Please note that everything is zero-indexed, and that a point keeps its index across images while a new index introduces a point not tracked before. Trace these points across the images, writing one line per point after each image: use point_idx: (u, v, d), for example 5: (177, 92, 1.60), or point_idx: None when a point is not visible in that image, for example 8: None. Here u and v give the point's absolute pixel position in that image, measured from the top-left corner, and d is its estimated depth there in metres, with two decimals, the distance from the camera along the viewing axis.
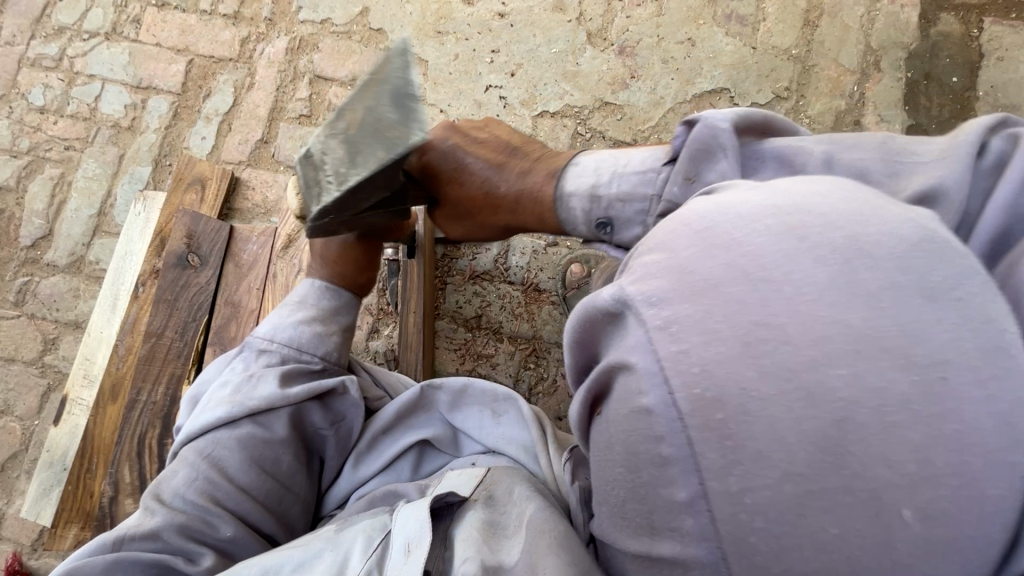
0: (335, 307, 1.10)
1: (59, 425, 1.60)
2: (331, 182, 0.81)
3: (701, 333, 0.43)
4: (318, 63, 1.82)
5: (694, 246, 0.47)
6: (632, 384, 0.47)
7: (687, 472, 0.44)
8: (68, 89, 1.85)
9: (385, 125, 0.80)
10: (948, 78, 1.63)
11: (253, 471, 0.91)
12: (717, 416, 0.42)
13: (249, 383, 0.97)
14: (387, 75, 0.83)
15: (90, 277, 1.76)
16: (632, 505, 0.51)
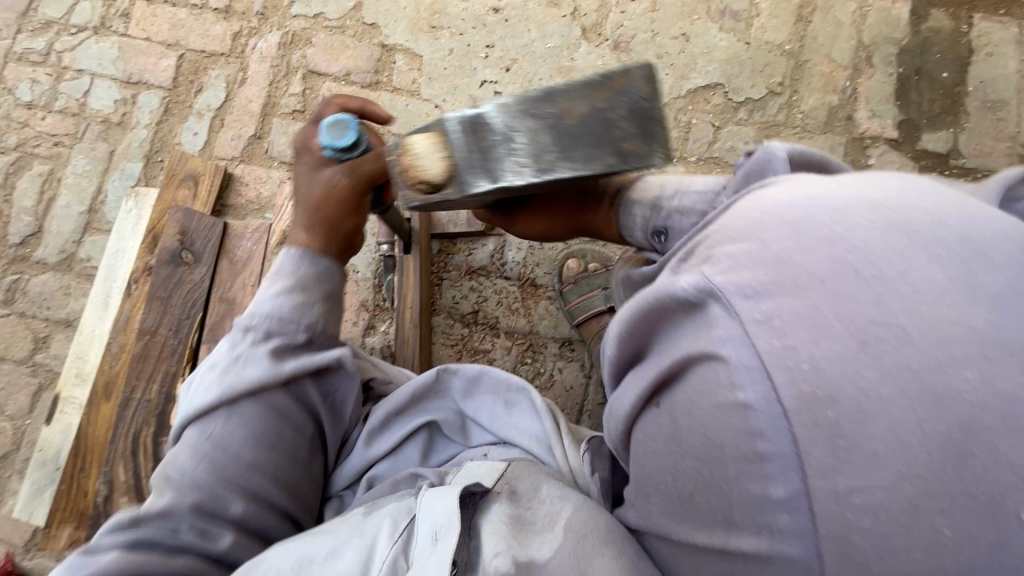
0: (315, 274, 1.00)
1: (52, 424, 1.58)
2: (529, 165, 0.85)
3: (809, 329, 0.46)
4: (311, 58, 1.81)
5: (789, 238, 0.52)
6: (721, 376, 0.50)
7: (787, 469, 0.45)
8: (57, 84, 1.83)
9: (608, 135, 0.87)
10: (938, 73, 1.65)
11: (254, 447, 0.91)
12: (828, 415, 0.44)
13: (236, 365, 0.93)
14: (622, 87, 0.87)
15: (81, 274, 1.74)
16: (707, 498, 0.53)
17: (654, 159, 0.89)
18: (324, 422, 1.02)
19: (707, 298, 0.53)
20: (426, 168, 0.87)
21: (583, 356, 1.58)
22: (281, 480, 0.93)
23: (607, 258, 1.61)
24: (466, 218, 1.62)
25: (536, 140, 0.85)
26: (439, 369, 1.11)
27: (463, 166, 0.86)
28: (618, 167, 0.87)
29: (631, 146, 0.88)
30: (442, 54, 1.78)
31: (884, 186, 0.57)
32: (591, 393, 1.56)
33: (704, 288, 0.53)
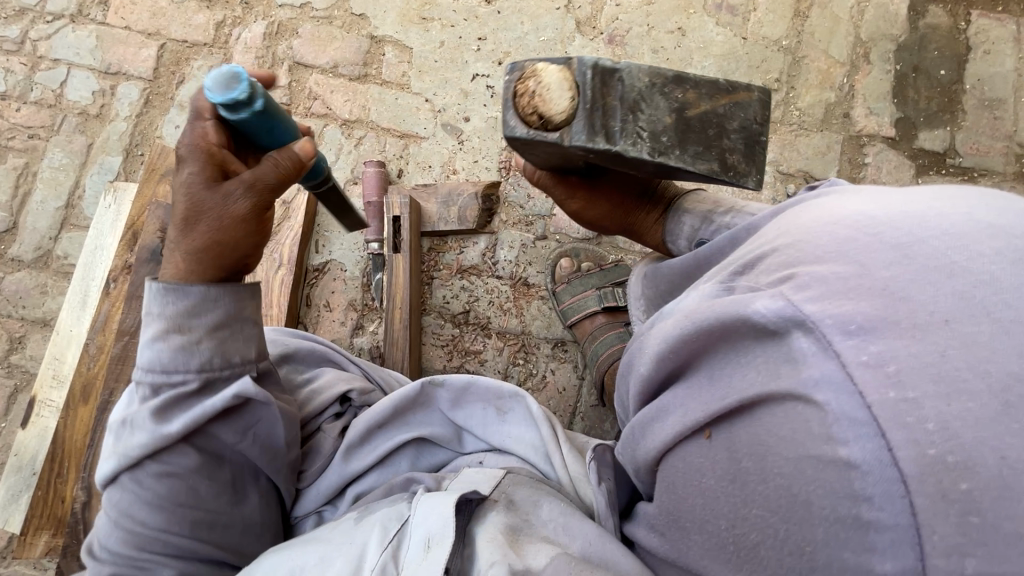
0: (193, 306, 0.80)
1: (27, 428, 1.53)
2: (642, 140, 0.77)
3: (936, 382, 0.40)
4: (297, 50, 1.75)
5: (899, 268, 0.47)
6: (812, 423, 0.45)
7: (899, 542, 0.40)
8: (32, 74, 1.76)
9: (720, 140, 0.82)
10: (936, 71, 1.63)
11: (164, 510, 0.80)
12: (960, 487, 0.38)
13: (126, 427, 0.80)
14: (742, 103, 0.83)
15: (58, 272, 1.68)
16: (777, 553, 0.49)
17: (748, 181, 0.83)
18: (253, 460, 0.88)
19: (793, 328, 0.48)
20: (548, 102, 0.76)
21: (576, 358, 1.55)
22: (203, 535, 0.83)
23: (601, 258, 1.58)
24: (457, 215, 1.58)
25: (658, 119, 0.78)
26: (423, 380, 1.03)
27: (587, 115, 0.75)
28: (717, 175, 0.81)
29: (734, 159, 0.82)
30: (433, 46, 1.73)
31: (1001, 209, 0.52)
32: (584, 396, 1.53)
33: (790, 315, 0.48)
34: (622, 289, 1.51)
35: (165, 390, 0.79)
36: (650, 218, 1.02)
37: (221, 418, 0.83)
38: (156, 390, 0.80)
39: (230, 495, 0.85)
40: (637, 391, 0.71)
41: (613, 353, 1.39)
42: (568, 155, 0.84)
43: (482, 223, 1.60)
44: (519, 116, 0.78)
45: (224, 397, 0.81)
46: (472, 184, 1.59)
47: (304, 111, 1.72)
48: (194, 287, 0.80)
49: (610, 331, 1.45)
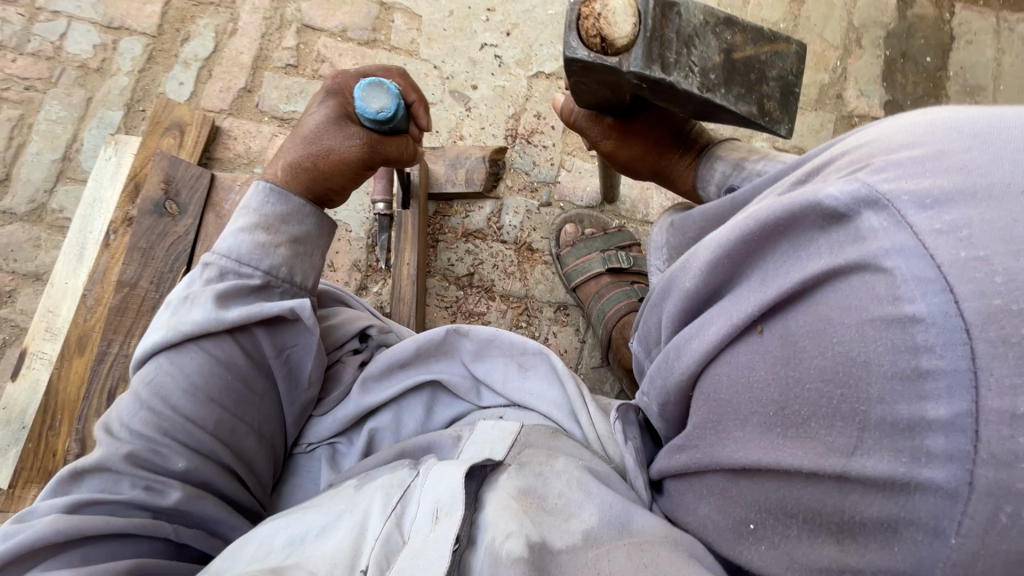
0: (284, 214, 0.94)
1: (18, 381, 1.49)
2: (694, 75, 0.78)
3: (1006, 241, 0.37)
4: (306, 13, 1.76)
5: (977, 151, 0.42)
6: (878, 290, 0.42)
7: (953, 388, 0.37)
8: (29, 25, 1.73)
9: (762, 88, 0.84)
10: (922, 58, 1.72)
11: (194, 398, 0.83)
12: (1019, 331, 0.36)
13: (184, 305, 0.86)
14: (782, 54, 0.85)
15: (52, 226, 1.64)
16: (822, 424, 0.47)
17: (780, 129, 0.86)
18: (280, 381, 0.93)
19: (863, 209, 0.44)
20: (612, 20, 0.74)
21: (577, 322, 1.58)
22: (224, 436, 0.85)
23: (605, 224, 1.62)
24: (464, 177, 1.60)
25: (708, 57, 0.80)
26: (450, 328, 1.05)
27: (647, 42, 0.75)
28: (755, 118, 0.83)
29: (771, 107, 0.84)
30: (442, 15, 1.75)
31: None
32: (585, 358, 1.55)
33: (864, 196, 0.45)
34: (625, 252, 1.56)
35: (232, 277, 0.89)
36: (683, 162, 1.04)
37: (265, 328, 0.91)
38: (223, 274, 0.88)
39: (258, 406, 0.90)
40: (673, 309, 0.66)
41: (621, 309, 1.43)
42: (618, 86, 0.82)
43: (488, 187, 1.62)
44: (581, 38, 0.75)
45: (280, 306, 0.90)
46: (479, 148, 1.61)
47: (311, 73, 1.73)
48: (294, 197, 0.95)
49: (616, 289, 1.48)
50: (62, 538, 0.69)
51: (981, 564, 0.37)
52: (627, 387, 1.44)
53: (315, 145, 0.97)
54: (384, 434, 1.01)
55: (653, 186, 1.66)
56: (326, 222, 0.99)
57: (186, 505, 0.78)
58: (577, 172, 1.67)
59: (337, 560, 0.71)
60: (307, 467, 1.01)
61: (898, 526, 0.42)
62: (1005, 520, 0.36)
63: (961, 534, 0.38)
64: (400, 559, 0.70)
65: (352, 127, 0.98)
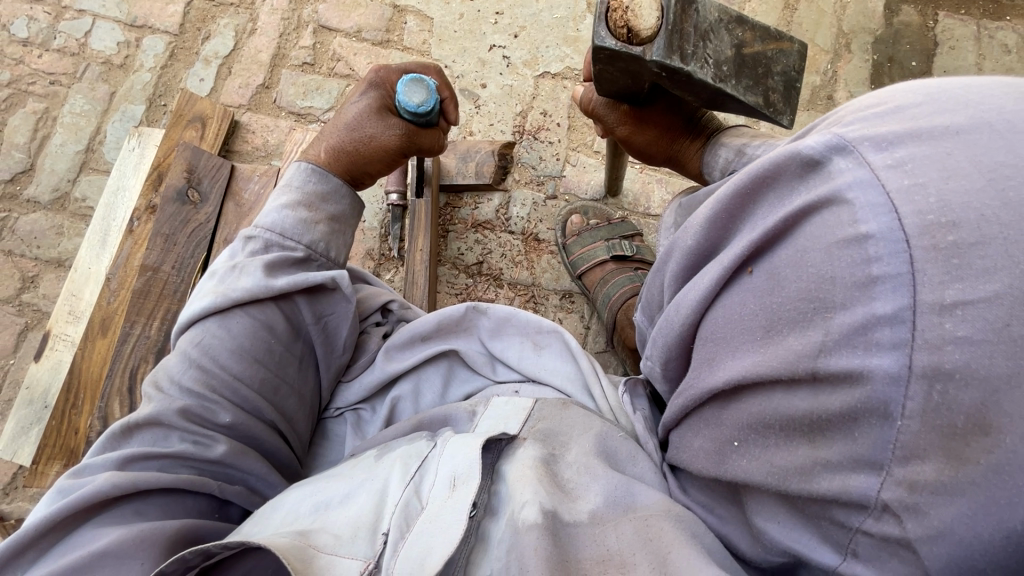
0: (324, 192, 1.05)
1: (41, 361, 1.54)
2: (709, 67, 0.86)
3: (940, 170, 0.45)
4: (323, 14, 1.84)
5: (926, 105, 0.49)
6: (841, 217, 0.49)
7: (897, 287, 0.44)
8: (55, 23, 1.80)
9: (769, 82, 0.92)
10: (908, 62, 1.81)
11: (239, 358, 0.91)
12: (947, 239, 0.43)
13: (232, 275, 0.95)
14: (787, 52, 0.93)
15: (75, 214, 1.70)
16: (795, 336, 0.52)
17: (783, 119, 0.93)
18: (317, 345, 1.03)
19: (833, 154, 0.51)
20: (639, 12, 0.81)
21: (582, 309, 1.65)
22: (267, 394, 0.94)
23: (609, 215, 1.69)
24: (474, 170, 1.66)
25: (721, 50, 0.87)
26: (469, 306, 1.11)
27: (669, 34, 0.82)
28: (761, 108, 0.90)
29: (777, 99, 0.92)
30: (453, 18, 1.84)
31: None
32: (590, 343, 1.62)
33: (834, 143, 0.52)
34: (628, 241, 1.63)
35: (276, 249, 0.99)
36: (693, 148, 1.12)
37: (306, 295, 1.00)
38: (268, 247, 0.98)
39: (295, 367, 0.99)
40: (673, 269, 0.70)
41: (625, 294, 1.49)
42: (640, 73, 0.90)
43: (498, 179, 1.69)
44: (609, 28, 0.83)
45: (321, 275, 0.99)
46: (488, 143, 1.68)
47: (327, 71, 1.80)
48: (333, 178, 1.06)
49: (620, 275, 1.55)
50: (118, 492, 0.76)
51: (922, 442, 0.44)
52: (630, 368, 1.50)
53: (358, 133, 1.08)
54: (405, 403, 1.08)
55: (654, 180, 1.74)
56: (359, 203, 1.11)
57: (229, 460, 0.86)
58: (582, 167, 1.74)
59: (360, 526, 0.77)
60: (337, 430, 1.10)
61: (856, 415, 0.48)
62: (937, 397, 0.43)
63: (906, 416, 0.44)
64: (417, 524, 0.76)
65: (393, 118, 1.09)
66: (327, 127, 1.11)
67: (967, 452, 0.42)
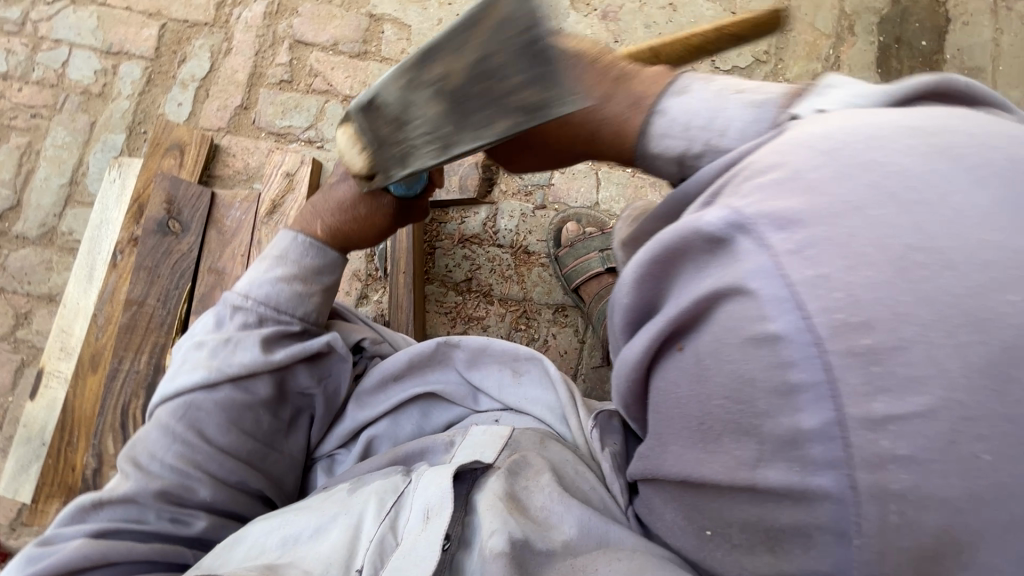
0: (318, 265, 1.01)
1: (36, 400, 1.54)
2: (426, 146, 0.75)
3: (844, 258, 0.42)
4: (298, 28, 1.80)
5: (824, 167, 0.46)
6: (749, 312, 0.46)
7: (819, 399, 0.43)
8: (32, 55, 1.79)
9: (510, 81, 0.68)
10: (917, 42, 1.69)
11: (228, 432, 0.90)
12: (862, 342, 0.41)
13: (224, 349, 0.92)
14: (504, 19, 0.68)
15: (63, 248, 1.70)
16: (731, 437, 0.50)
17: (563, 107, 0.66)
18: (319, 407, 1.02)
19: (734, 232, 0.47)
20: (352, 166, 0.84)
21: (576, 322, 1.60)
22: (256, 461, 0.93)
23: (602, 224, 1.63)
24: (458, 184, 1.61)
25: (422, 120, 0.75)
26: (440, 340, 1.06)
27: (373, 155, 0.81)
28: (512, 131, 0.68)
29: (525, 100, 0.67)
30: (432, 24, 1.78)
31: (925, 111, 0.51)
32: (585, 358, 1.57)
33: (734, 221, 0.47)
34: None
35: (271, 323, 0.96)
36: None
37: (304, 362, 0.99)
38: (263, 321, 0.95)
39: (285, 432, 0.98)
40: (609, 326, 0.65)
41: None
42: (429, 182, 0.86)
43: (482, 193, 1.64)
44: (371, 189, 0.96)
45: (318, 341, 0.99)
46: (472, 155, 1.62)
47: (305, 88, 1.76)
48: (329, 253, 1.02)
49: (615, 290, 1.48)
50: (88, 564, 0.76)
51: (887, 561, 0.43)
52: None
53: (344, 209, 1.02)
54: (383, 440, 1.04)
55: (647, 184, 1.67)
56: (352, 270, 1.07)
57: (208, 535, 0.87)
58: (571, 174, 1.68)
59: (332, 560, 0.73)
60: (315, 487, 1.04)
61: (810, 531, 0.47)
62: (894, 518, 0.42)
63: (861, 535, 0.43)
64: (393, 557, 0.73)
65: (384, 197, 1.00)
66: (312, 199, 1.05)
67: (938, 567, 0.42)
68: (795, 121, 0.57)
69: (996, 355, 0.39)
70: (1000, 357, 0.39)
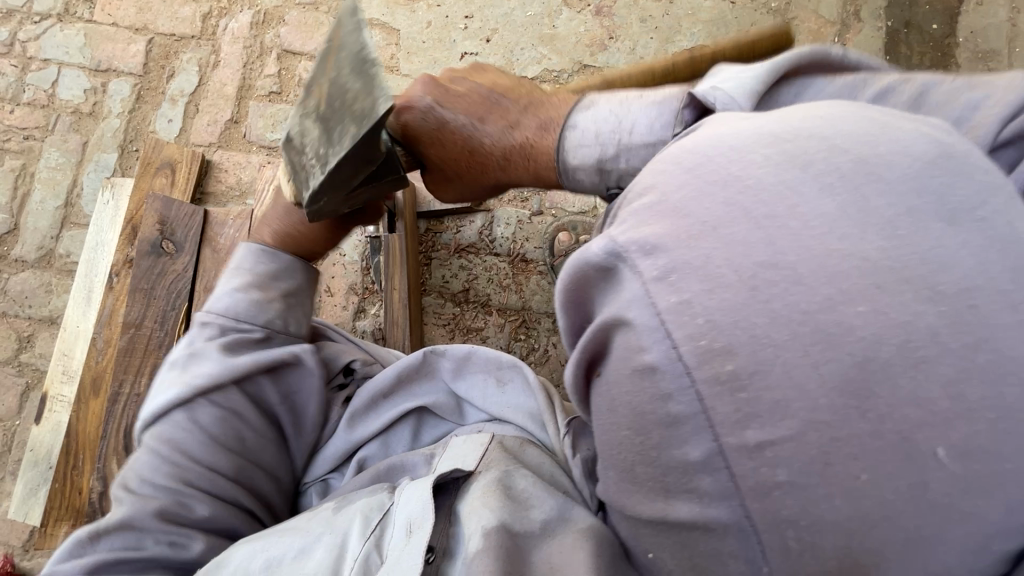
0: (273, 272, 1.02)
1: (41, 423, 1.55)
2: (313, 164, 0.84)
3: (701, 280, 0.41)
4: (285, 37, 1.76)
5: (684, 188, 0.45)
6: (631, 342, 0.46)
7: (699, 429, 0.43)
8: (22, 76, 1.77)
9: (351, 97, 0.79)
10: (928, 26, 1.62)
11: (210, 450, 0.88)
12: (726, 368, 0.40)
13: (193, 364, 0.92)
14: (342, 46, 0.80)
15: (61, 271, 1.70)
16: (642, 469, 0.49)
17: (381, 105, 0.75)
18: (286, 425, 0.99)
19: (613, 261, 0.47)
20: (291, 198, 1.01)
21: None
22: (243, 482, 0.90)
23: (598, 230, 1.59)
24: None
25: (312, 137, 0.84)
26: (427, 350, 1.04)
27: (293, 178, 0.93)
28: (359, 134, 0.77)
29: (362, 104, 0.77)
30: (420, 27, 1.73)
31: (788, 115, 0.48)
32: None
33: (610, 250, 0.47)
34: None
35: (233, 332, 0.96)
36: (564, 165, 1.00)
37: (269, 376, 0.97)
38: (225, 330, 0.96)
39: (272, 451, 0.96)
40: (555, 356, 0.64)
41: None
42: (339, 210, 0.94)
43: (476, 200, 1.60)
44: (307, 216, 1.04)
45: (281, 352, 0.97)
46: None
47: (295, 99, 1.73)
48: (282, 255, 1.03)
49: None
50: None
51: None
52: None
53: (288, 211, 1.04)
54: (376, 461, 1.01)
55: None
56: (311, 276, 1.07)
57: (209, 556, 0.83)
58: None
59: None
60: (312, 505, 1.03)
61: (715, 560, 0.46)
62: (793, 544, 0.41)
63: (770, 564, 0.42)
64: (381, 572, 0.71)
65: None
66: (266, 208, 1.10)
67: None
68: (704, 122, 0.56)
69: (850, 371, 0.37)
70: (854, 373, 0.37)
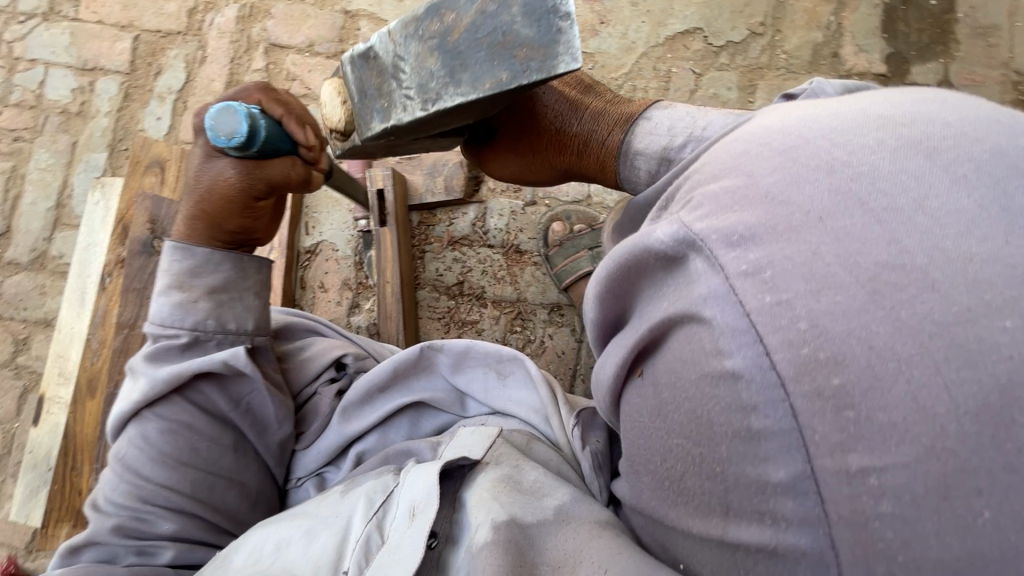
0: (194, 267, 0.94)
1: (40, 425, 1.55)
2: (411, 97, 0.75)
3: (806, 279, 0.42)
4: (272, 31, 1.74)
5: (780, 174, 0.48)
6: (705, 342, 0.47)
7: (787, 447, 0.41)
8: (10, 76, 1.76)
9: (502, 41, 0.69)
10: (925, 2, 1.59)
11: (161, 464, 0.87)
12: (832, 382, 0.39)
13: (133, 380, 0.92)
14: None
15: (55, 272, 1.69)
16: (691, 479, 0.51)
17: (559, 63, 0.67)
18: (245, 429, 0.95)
19: (687, 251, 0.49)
20: (330, 119, 0.87)
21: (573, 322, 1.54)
22: (202, 494, 0.89)
23: (593, 219, 1.57)
24: (443, 185, 1.58)
25: (422, 66, 0.74)
26: (423, 345, 1.02)
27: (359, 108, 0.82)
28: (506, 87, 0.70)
29: (528, 55, 0.68)
30: None
31: (894, 97, 0.52)
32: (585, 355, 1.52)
33: (683, 238, 0.49)
34: None
35: (162, 341, 0.93)
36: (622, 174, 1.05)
37: (212, 382, 0.93)
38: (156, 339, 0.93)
39: (232, 457, 0.93)
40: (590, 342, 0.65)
41: None
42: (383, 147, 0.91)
43: (469, 191, 1.60)
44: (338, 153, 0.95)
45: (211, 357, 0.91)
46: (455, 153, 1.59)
47: None
48: (198, 248, 0.95)
49: None
50: None
51: None
52: None
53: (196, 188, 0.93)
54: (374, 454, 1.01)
55: None
56: (248, 267, 0.98)
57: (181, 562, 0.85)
58: None
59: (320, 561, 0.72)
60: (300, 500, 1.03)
61: None
62: None
63: None
64: (377, 557, 0.71)
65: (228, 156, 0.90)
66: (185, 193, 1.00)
67: None
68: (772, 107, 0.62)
69: (991, 395, 0.36)
70: (995, 398, 0.36)
